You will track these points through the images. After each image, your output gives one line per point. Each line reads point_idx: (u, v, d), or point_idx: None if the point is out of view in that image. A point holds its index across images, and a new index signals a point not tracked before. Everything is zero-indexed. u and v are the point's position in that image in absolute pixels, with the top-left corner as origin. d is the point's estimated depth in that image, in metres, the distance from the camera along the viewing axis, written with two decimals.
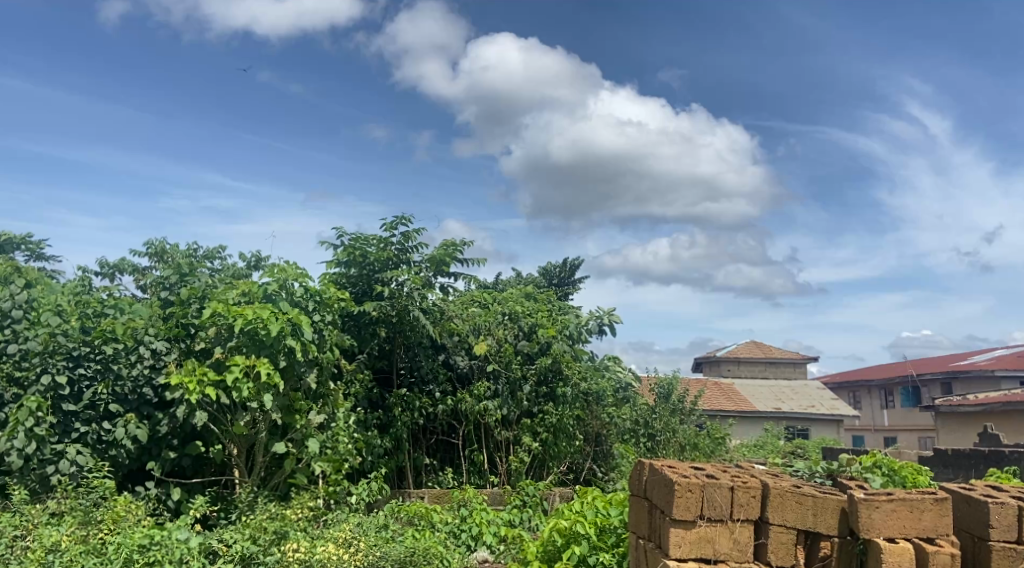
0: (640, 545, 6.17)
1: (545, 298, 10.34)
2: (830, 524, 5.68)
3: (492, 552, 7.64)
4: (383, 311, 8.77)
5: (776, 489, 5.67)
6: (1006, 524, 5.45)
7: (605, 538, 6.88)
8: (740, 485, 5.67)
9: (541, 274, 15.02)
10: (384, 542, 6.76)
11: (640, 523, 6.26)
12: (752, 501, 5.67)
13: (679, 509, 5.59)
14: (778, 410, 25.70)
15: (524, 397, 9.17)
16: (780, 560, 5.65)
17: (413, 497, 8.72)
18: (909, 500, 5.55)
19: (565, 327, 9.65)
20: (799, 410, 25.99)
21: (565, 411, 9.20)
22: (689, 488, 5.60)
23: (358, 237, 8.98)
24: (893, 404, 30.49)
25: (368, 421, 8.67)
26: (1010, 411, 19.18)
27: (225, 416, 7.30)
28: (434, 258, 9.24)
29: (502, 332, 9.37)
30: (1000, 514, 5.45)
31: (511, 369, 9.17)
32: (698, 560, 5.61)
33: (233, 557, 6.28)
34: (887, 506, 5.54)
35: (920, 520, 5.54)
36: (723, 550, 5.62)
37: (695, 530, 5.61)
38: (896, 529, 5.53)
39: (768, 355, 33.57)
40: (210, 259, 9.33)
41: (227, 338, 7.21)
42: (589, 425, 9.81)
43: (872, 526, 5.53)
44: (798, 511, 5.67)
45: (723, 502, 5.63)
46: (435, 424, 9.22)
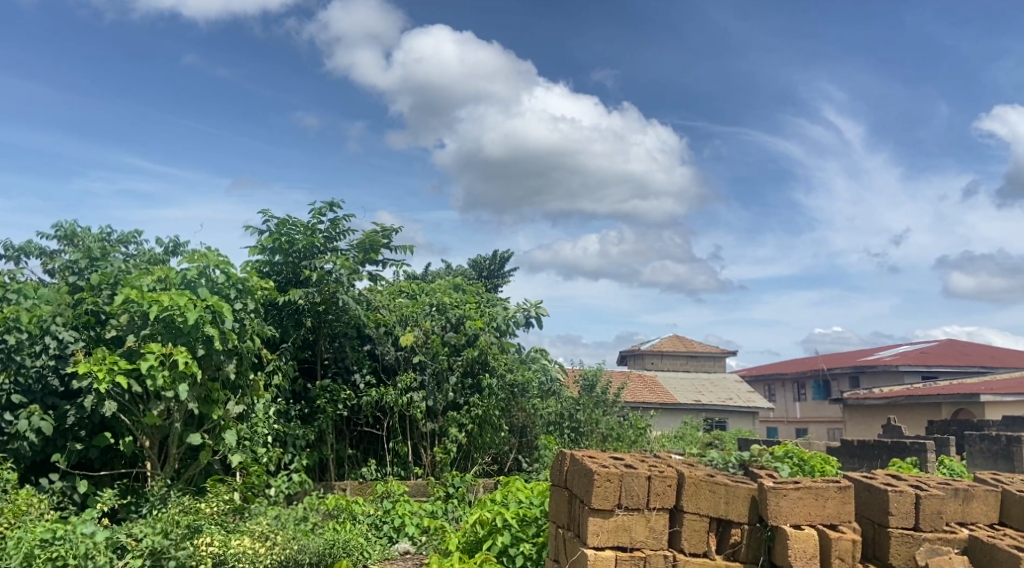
0: (559, 534, 6.26)
1: (473, 290, 10.38)
2: (739, 511, 5.88)
3: (414, 543, 7.63)
4: (309, 299, 8.66)
5: (691, 478, 5.82)
6: (903, 511, 5.71)
7: (526, 529, 6.93)
8: (657, 475, 5.81)
9: (471, 266, 15.04)
10: (303, 535, 6.73)
11: (560, 513, 6.35)
12: (667, 490, 5.80)
13: (598, 498, 5.69)
14: (698, 402, 26.33)
15: (450, 388, 9.20)
16: (693, 546, 5.81)
17: (335, 489, 8.66)
18: (814, 488, 5.77)
19: (493, 320, 9.76)
20: (717, 402, 26.69)
21: (490, 402, 9.21)
22: (607, 478, 5.71)
23: (284, 222, 8.83)
24: (805, 397, 31.58)
25: (289, 413, 8.56)
26: (911, 405, 20.06)
27: (137, 406, 7.04)
28: (363, 245, 9.19)
29: (429, 323, 9.32)
30: (898, 502, 5.71)
31: (438, 360, 9.17)
32: (615, 548, 5.73)
33: (142, 552, 6.13)
34: (794, 494, 5.74)
35: (824, 507, 5.77)
36: (639, 538, 5.76)
37: (612, 519, 5.73)
38: (802, 516, 5.74)
39: (690, 349, 34.36)
40: (124, 243, 9.03)
41: (140, 326, 6.99)
42: (515, 416, 9.90)
43: (779, 513, 5.73)
44: (711, 499, 5.84)
45: (640, 491, 5.76)
46: (360, 416, 9.12)
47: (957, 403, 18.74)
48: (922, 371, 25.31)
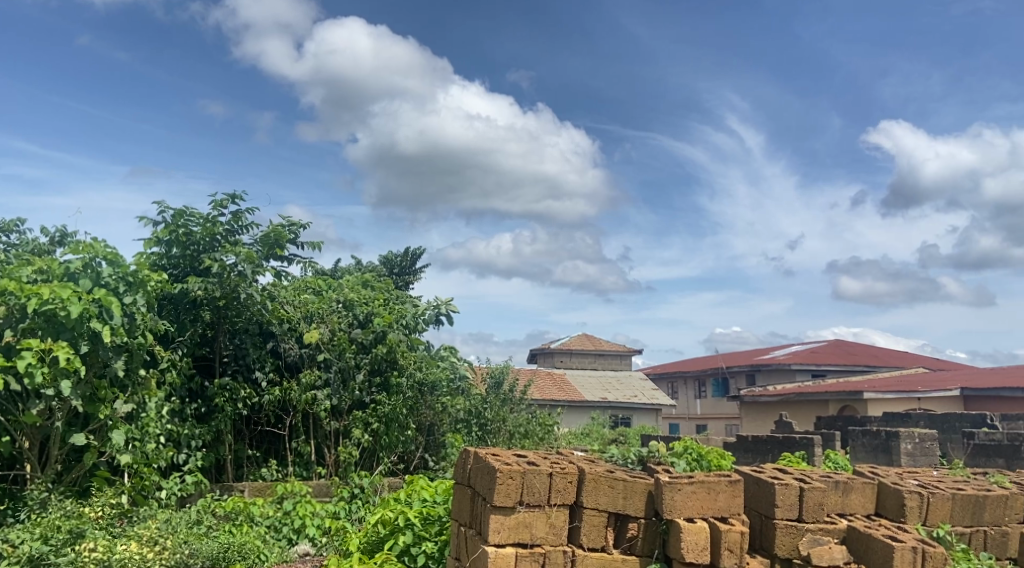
0: (461, 532, 6.27)
1: (382, 287, 10.29)
2: (637, 506, 6.01)
3: (314, 545, 7.53)
4: (209, 293, 8.41)
5: (591, 473, 5.93)
6: (788, 503, 5.97)
7: (429, 528, 6.90)
8: (558, 472, 5.90)
9: (382, 262, 14.88)
10: (195, 539, 6.51)
11: (462, 511, 6.36)
12: (568, 486, 5.90)
13: (499, 495, 5.75)
14: (604, 399, 26.78)
15: (356, 386, 9.11)
16: (592, 541, 5.91)
17: (232, 491, 8.41)
18: (706, 482, 5.97)
19: (402, 317, 9.65)
20: (622, 399, 27.23)
21: (398, 401, 9.14)
22: (510, 476, 5.76)
23: (182, 213, 8.54)
24: (705, 394, 32.57)
25: (183, 412, 8.28)
26: (801, 402, 21.00)
27: (15, 405, 6.71)
28: (267, 239, 8.98)
29: (336, 320, 9.18)
30: (784, 494, 5.96)
31: (343, 358, 9.08)
32: (516, 545, 5.78)
33: (18, 559, 5.84)
34: (688, 488, 5.92)
35: (715, 500, 5.98)
36: (540, 534, 5.82)
37: (514, 516, 5.79)
38: (695, 509, 5.93)
39: (597, 347, 34.93)
40: (6, 232, 8.55)
41: (17, 320, 6.67)
42: (422, 415, 9.79)
43: (674, 506, 5.90)
44: (609, 494, 5.95)
45: (541, 488, 5.84)
46: (259, 415, 8.90)
47: (843, 400, 19.66)
48: (812, 370, 26.57)
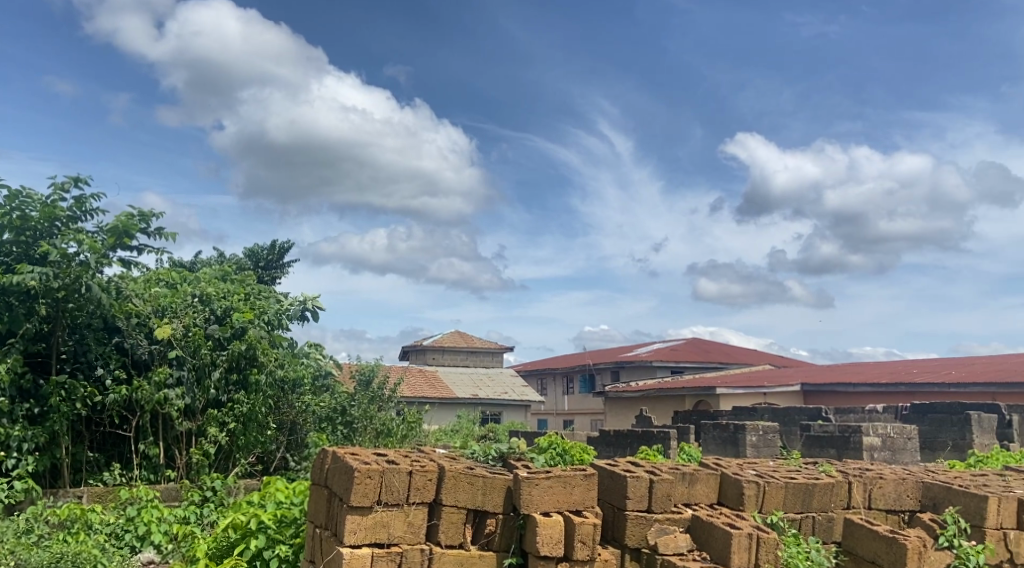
0: (316, 534, 6.13)
1: (242, 281, 9.95)
2: (495, 502, 6.05)
3: (159, 552, 7.16)
4: (45, 284, 7.83)
5: (451, 471, 5.93)
6: (638, 495, 6.19)
7: (283, 530, 6.70)
8: (418, 470, 5.85)
9: (247, 256, 14.38)
10: (24, 550, 6.13)
11: (317, 512, 6.23)
12: (428, 484, 5.87)
13: (356, 495, 5.66)
14: (474, 396, 26.87)
15: (211, 384, 8.69)
16: (450, 539, 5.92)
17: (68, 497, 7.90)
18: (562, 476, 6.04)
19: (264, 313, 9.40)
20: (493, 396, 27.42)
21: (257, 399, 8.82)
22: (368, 475, 5.68)
23: (15, 196, 7.93)
24: (573, 390, 33.29)
25: (13, 413, 7.74)
26: (661, 398, 21.86)
27: None
28: (114, 228, 8.49)
29: (190, 315, 8.77)
30: (635, 487, 6.17)
31: (198, 355, 8.60)
32: (372, 545, 5.71)
33: None
34: (545, 483, 5.98)
35: (571, 494, 6.06)
36: (397, 533, 5.78)
37: (371, 516, 5.71)
38: (551, 504, 5.99)
39: (469, 344, 35.03)
40: None
41: None
42: (283, 414, 9.49)
43: (531, 501, 5.95)
44: (469, 491, 5.98)
45: (400, 487, 5.78)
46: (102, 416, 8.39)
47: (698, 395, 20.53)
48: (672, 366, 27.79)
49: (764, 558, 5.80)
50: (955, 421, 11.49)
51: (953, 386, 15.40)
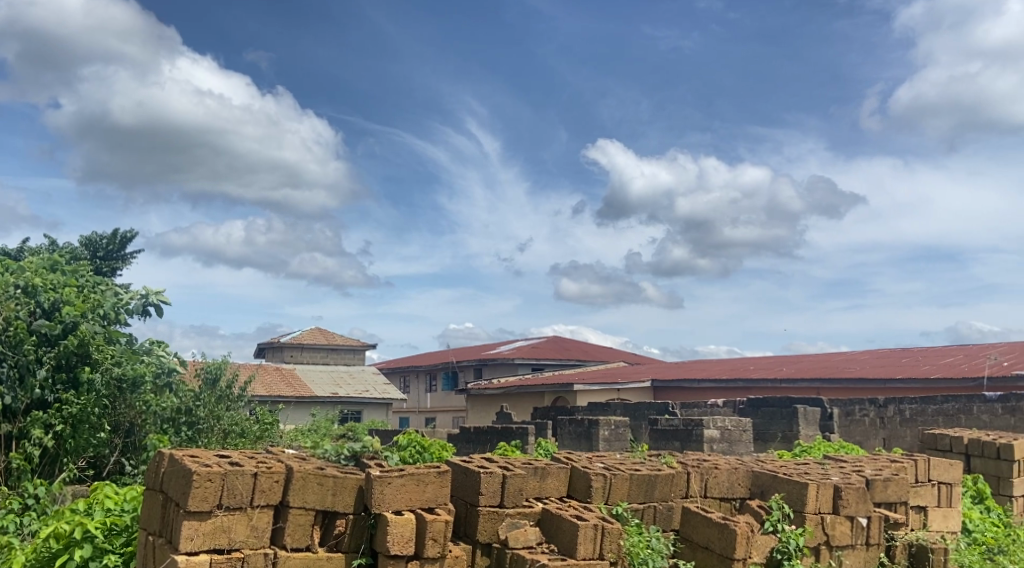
0: (149, 542, 5.85)
1: (74, 271, 9.33)
2: (346, 502, 5.96)
3: None
4: None
5: (299, 472, 5.80)
6: (491, 491, 6.27)
7: (112, 539, 6.38)
8: (264, 472, 5.70)
9: (83, 244, 13.48)
10: None
11: (151, 519, 5.93)
12: (274, 486, 5.72)
13: (195, 500, 5.43)
14: (333, 394, 26.35)
15: (36, 383, 8.13)
16: (296, 542, 5.78)
17: None
18: (415, 474, 6.01)
19: (98, 307, 8.88)
20: (352, 394, 26.98)
21: (89, 400, 8.30)
22: (208, 478, 5.47)
23: None
24: (435, 388, 33.25)
25: None
26: (521, 394, 22.20)
27: None
28: None
29: (11, 306, 8.15)
30: (488, 483, 6.24)
31: (20, 351, 8.07)
32: (211, 551, 5.50)
33: None
34: (398, 481, 5.94)
35: (423, 492, 6.04)
36: (239, 538, 5.59)
37: (210, 521, 5.50)
38: (403, 502, 5.96)
39: (330, 341, 34.32)
40: None
41: None
42: (119, 415, 8.99)
43: (383, 500, 5.89)
44: (318, 492, 5.86)
45: (243, 489, 5.61)
46: None
47: (557, 392, 20.98)
48: (532, 364, 28.26)
49: (608, 548, 5.99)
50: (785, 414, 12.31)
51: (784, 382, 16.50)
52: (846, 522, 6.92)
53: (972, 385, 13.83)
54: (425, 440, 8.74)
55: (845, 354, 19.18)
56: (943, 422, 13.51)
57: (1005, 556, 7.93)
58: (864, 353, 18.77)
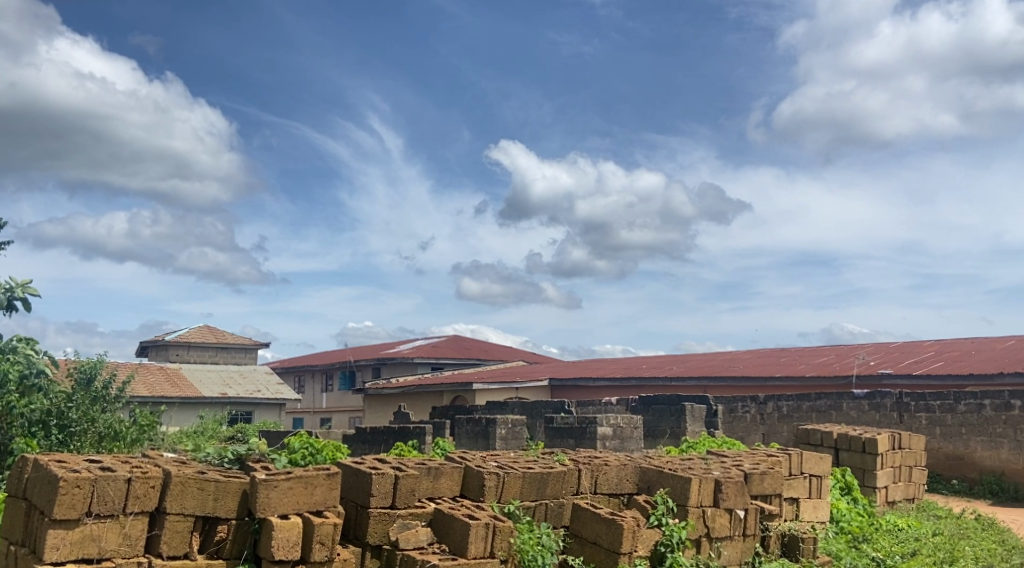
0: (10, 552, 5.50)
1: None
2: (228, 507, 5.75)
3: None
4: None
5: (178, 477, 5.55)
6: (383, 492, 6.17)
7: None
8: (138, 477, 5.44)
9: None
10: None
11: (13, 528, 5.58)
12: (149, 492, 5.48)
13: (61, 508, 5.14)
14: (222, 395, 25.48)
15: None
16: (173, 549, 5.54)
17: None
18: (303, 477, 5.84)
19: None
20: (243, 394, 26.16)
21: None
22: (76, 484, 5.18)
23: None
24: (331, 388, 32.63)
25: None
26: (420, 394, 22.03)
27: None
28: None
29: None
30: (380, 484, 6.14)
31: None
32: (79, 561, 5.22)
33: None
34: (285, 484, 5.76)
35: (311, 495, 5.88)
36: (110, 547, 5.32)
37: (78, 529, 5.22)
38: (290, 506, 5.79)
39: (219, 339, 33.18)
40: None
41: None
42: None
43: (268, 505, 5.71)
44: (198, 497, 5.63)
45: (116, 496, 5.34)
46: None
47: (455, 391, 20.91)
48: (431, 363, 28.08)
49: (498, 547, 6.00)
50: (673, 411, 12.64)
51: (674, 381, 16.98)
52: (725, 514, 7.17)
53: (843, 383, 14.59)
54: (318, 440, 8.53)
55: (730, 353, 19.88)
56: (816, 418, 14.20)
57: (867, 544, 8.38)
58: (749, 353, 19.51)
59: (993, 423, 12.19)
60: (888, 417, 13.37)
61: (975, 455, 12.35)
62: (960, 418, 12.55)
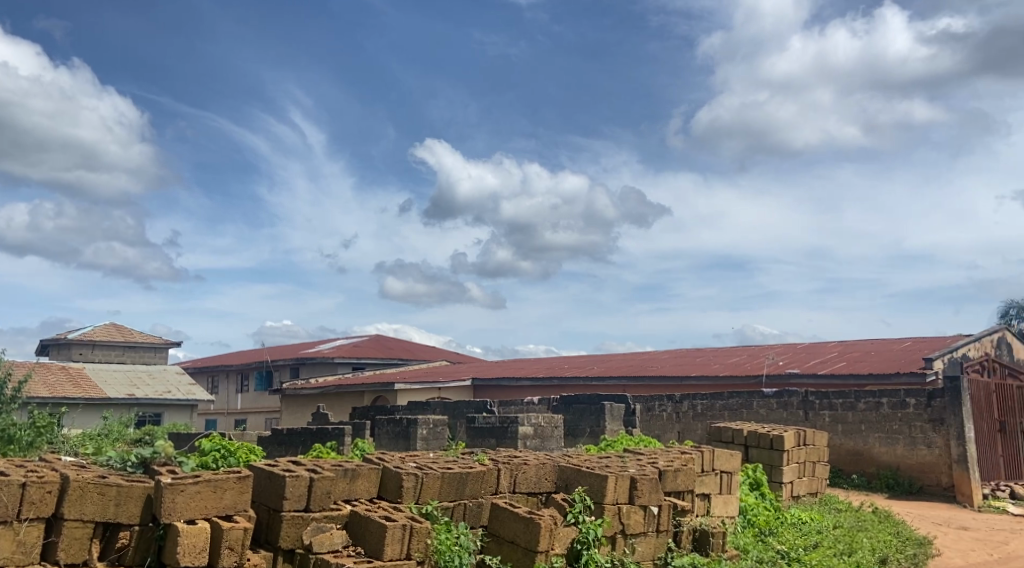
0: None
1: None
2: (131, 513, 5.49)
3: None
4: None
5: (77, 481, 5.28)
6: (297, 494, 5.99)
7: None
8: (34, 481, 5.16)
9: None
10: None
11: None
12: (45, 498, 5.19)
13: None
14: (130, 396, 24.54)
15: None
16: (71, 557, 5.27)
17: None
18: (212, 481, 5.62)
19: None
20: (152, 395, 25.25)
21: None
22: None
23: None
24: (246, 389, 31.82)
25: None
26: (339, 394, 21.67)
27: None
28: None
29: None
30: (294, 486, 5.97)
31: None
32: None
33: None
34: (192, 488, 5.53)
35: (221, 499, 5.66)
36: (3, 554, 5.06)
37: None
38: (197, 510, 5.56)
39: (127, 338, 31.96)
40: None
41: None
42: None
43: (175, 510, 5.47)
44: (99, 502, 5.37)
45: (9, 502, 5.07)
46: None
47: (376, 391, 20.63)
48: (352, 363, 27.67)
49: (415, 548, 5.90)
50: (594, 410, 12.74)
51: (594, 380, 17.14)
52: (640, 511, 7.23)
53: (753, 382, 15.00)
54: (230, 443, 8.24)
55: (647, 354, 20.21)
56: (728, 416, 14.54)
57: (773, 537, 8.58)
58: (665, 353, 19.88)
59: (891, 420, 12.68)
60: (794, 415, 13.78)
61: (873, 451, 12.83)
62: (860, 415, 13.01)
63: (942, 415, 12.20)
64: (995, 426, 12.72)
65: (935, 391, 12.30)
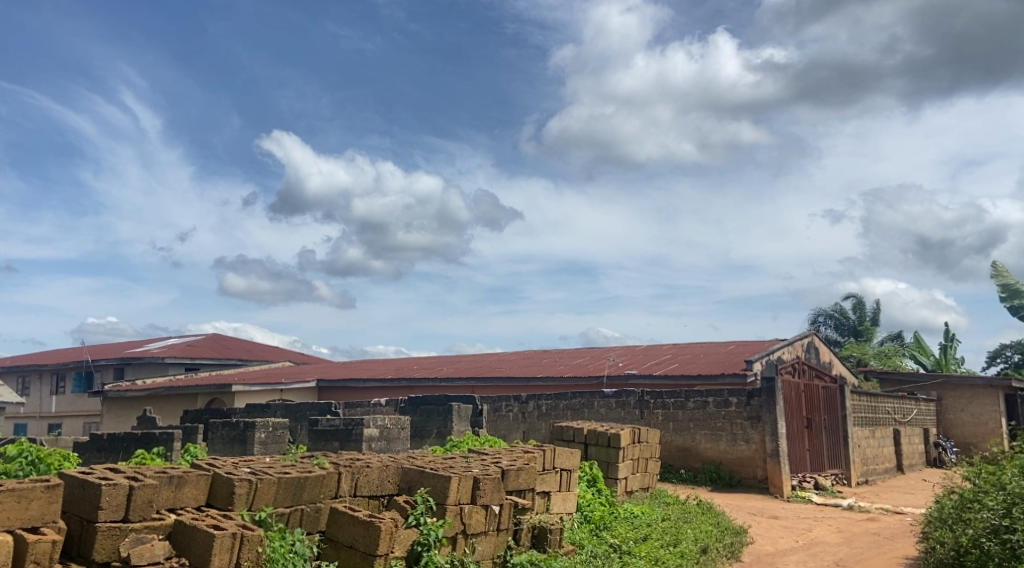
0: None
1: None
2: None
3: None
4: None
5: None
6: (114, 504, 5.56)
7: None
8: None
9: None
10: None
11: None
12: None
13: None
14: None
15: None
16: None
17: None
18: (16, 490, 5.11)
19: None
20: None
21: None
22: None
23: None
24: (63, 390, 29.50)
25: None
26: (170, 396, 20.50)
27: None
28: None
29: None
30: (111, 495, 5.54)
31: None
32: None
33: None
34: None
35: (26, 510, 5.16)
36: None
37: None
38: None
39: None
40: None
41: None
42: None
43: None
44: None
45: None
46: None
47: (211, 393, 19.65)
48: (186, 363, 26.26)
49: (245, 557, 5.62)
50: (441, 411, 12.68)
51: (443, 381, 17.13)
52: (481, 511, 7.24)
53: (594, 383, 15.44)
54: (42, 449, 7.54)
55: (494, 355, 20.43)
56: (571, 416, 14.88)
57: (607, 532, 8.85)
58: (509, 355, 20.14)
59: (715, 418, 13.37)
60: (631, 414, 14.29)
61: (699, 446, 13.50)
62: (689, 413, 13.65)
63: (759, 412, 12.98)
64: (803, 423, 13.70)
65: (753, 391, 13.07)
